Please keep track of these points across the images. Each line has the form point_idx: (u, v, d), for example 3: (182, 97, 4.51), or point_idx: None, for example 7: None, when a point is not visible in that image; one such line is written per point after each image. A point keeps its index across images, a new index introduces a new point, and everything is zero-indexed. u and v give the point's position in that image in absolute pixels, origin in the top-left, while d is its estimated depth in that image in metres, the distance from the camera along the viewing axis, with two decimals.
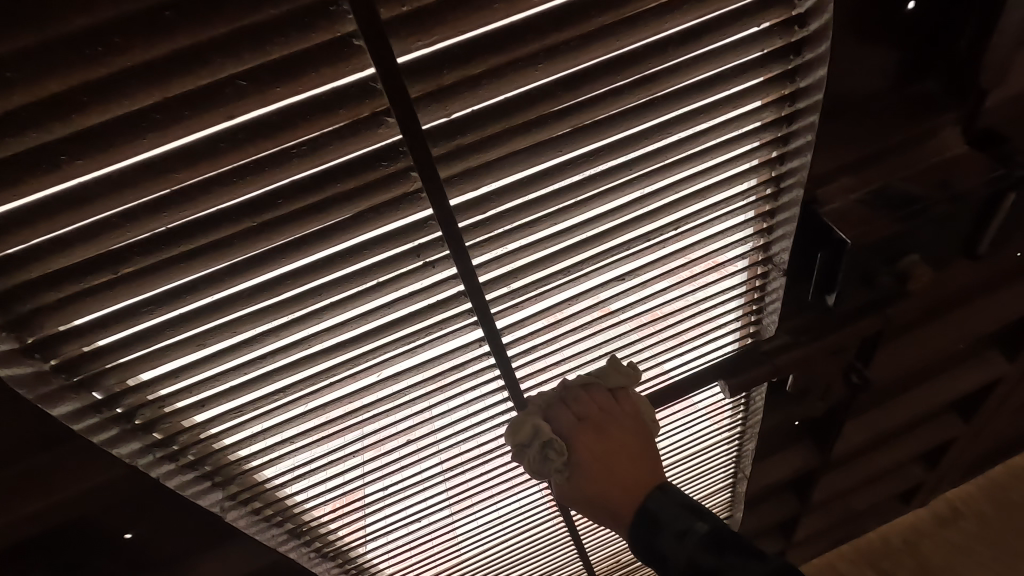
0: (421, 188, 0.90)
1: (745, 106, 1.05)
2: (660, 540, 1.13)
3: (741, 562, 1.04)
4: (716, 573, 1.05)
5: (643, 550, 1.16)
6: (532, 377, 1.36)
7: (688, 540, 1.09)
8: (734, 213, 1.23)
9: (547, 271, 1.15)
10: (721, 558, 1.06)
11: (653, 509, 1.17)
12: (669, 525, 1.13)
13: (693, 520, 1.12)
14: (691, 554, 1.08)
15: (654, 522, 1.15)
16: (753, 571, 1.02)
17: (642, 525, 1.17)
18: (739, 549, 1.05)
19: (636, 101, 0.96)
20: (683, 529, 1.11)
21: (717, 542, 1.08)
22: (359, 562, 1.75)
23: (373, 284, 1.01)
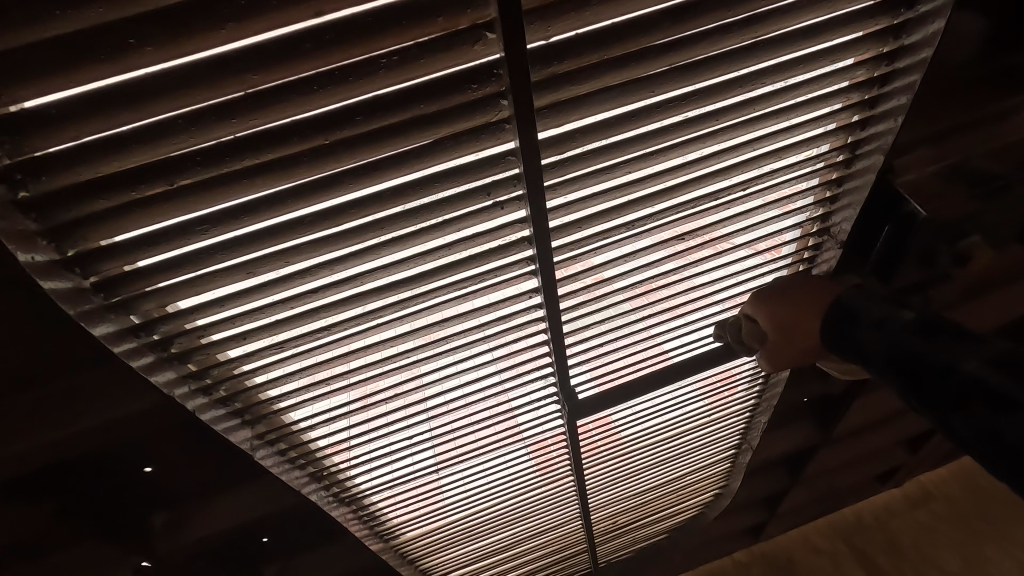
0: (507, 118, 0.83)
1: (842, 60, 0.99)
2: (859, 335, 0.74)
3: (951, 340, 0.64)
4: (915, 356, 0.66)
5: (834, 341, 0.79)
6: (576, 332, 1.32)
7: (888, 328, 0.70)
8: (799, 178, 1.18)
9: (611, 224, 1.09)
10: (928, 339, 0.66)
11: (847, 307, 0.78)
12: (863, 319, 0.75)
13: (899, 307, 0.72)
14: (889, 337, 0.69)
15: (847, 324, 0.77)
16: (896, 309, 0.72)
17: (839, 330, 0.78)
18: (954, 329, 0.65)
19: (740, 43, 0.89)
20: (884, 317, 0.72)
21: (923, 326, 0.67)
22: (372, 508, 1.72)
23: (439, 221, 0.94)
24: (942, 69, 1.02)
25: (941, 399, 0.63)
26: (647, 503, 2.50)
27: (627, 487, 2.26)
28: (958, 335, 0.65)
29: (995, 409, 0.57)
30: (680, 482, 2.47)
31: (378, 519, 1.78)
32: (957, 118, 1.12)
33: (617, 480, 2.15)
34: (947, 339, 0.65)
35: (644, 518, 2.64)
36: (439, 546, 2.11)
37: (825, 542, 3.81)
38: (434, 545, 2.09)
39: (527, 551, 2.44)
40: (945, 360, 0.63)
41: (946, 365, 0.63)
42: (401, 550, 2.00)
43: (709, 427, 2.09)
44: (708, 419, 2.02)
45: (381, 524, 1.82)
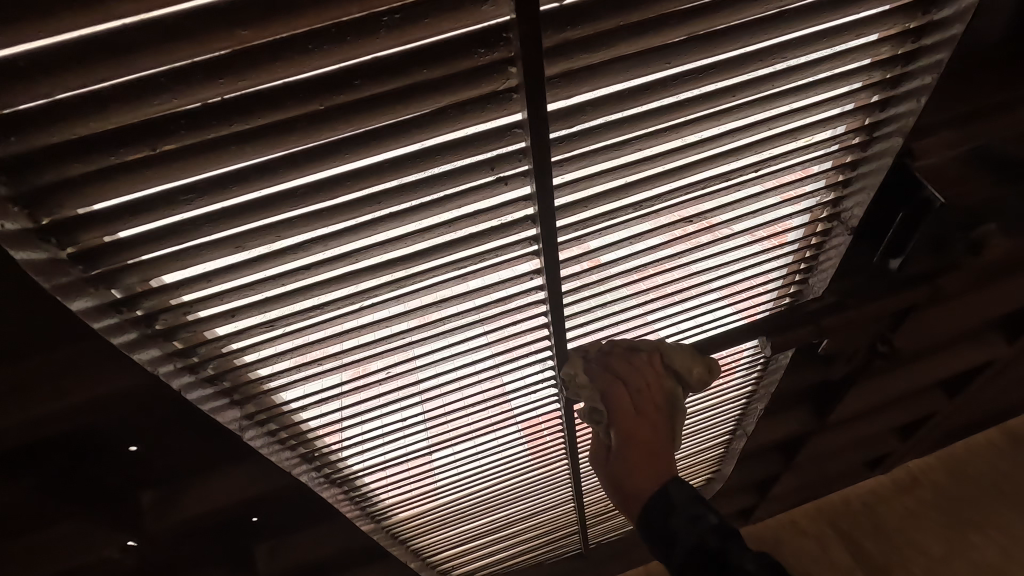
0: (515, 87, 0.77)
1: (867, 36, 0.94)
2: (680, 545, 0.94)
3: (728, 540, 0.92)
4: (709, 556, 0.91)
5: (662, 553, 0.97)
6: (576, 316, 1.28)
7: (696, 528, 0.94)
8: (812, 161, 1.13)
9: (619, 203, 1.05)
10: (722, 544, 0.92)
11: (669, 494, 1.02)
12: (679, 499, 1.00)
13: (703, 510, 0.97)
14: (697, 537, 0.93)
15: (664, 503, 1.02)
16: (710, 522, 0.95)
17: (664, 502, 1.01)
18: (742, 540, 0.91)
19: (763, 13, 0.84)
20: (695, 516, 0.96)
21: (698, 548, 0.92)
22: (364, 489, 1.70)
23: (439, 196, 0.89)
24: (969, 48, 0.97)
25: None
26: None
27: None
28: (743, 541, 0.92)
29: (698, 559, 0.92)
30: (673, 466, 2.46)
31: (370, 500, 1.76)
32: (981, 102, 1.07)
33: None
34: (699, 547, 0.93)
35: None
36: (431, 527, 2.11)
37: (811, 526, 3.87)
38: (426, 525, 2.08)
39: (519, 532, 2.44)
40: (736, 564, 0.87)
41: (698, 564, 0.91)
42: (393, 530, 1.99)
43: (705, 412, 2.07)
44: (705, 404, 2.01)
45: (373, 505, 1.80)
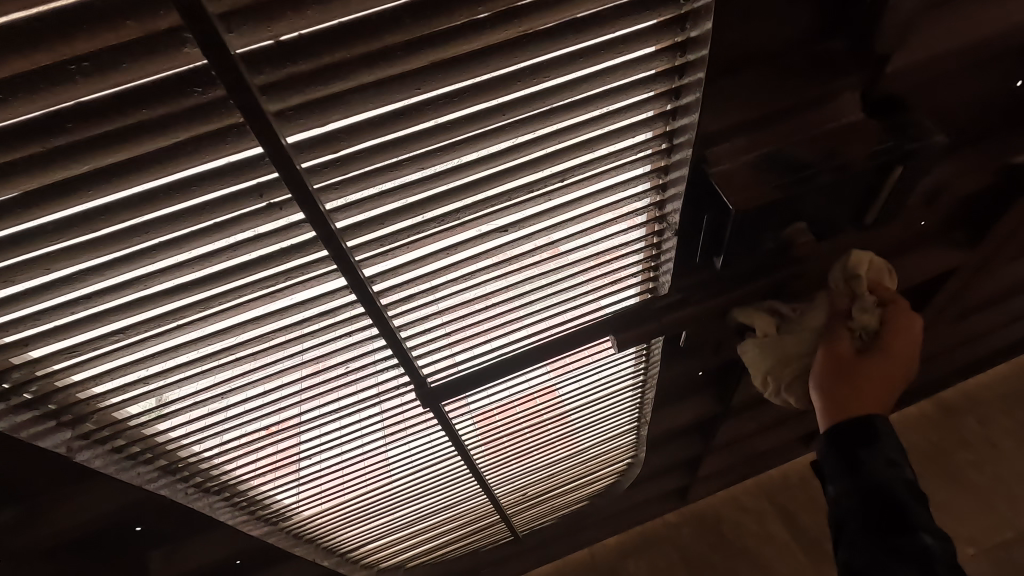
0: (244, 120, 0.78)
1: (635, 52, 0.97)
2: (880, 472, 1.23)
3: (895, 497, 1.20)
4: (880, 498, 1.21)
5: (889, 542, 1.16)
6: (414, 324, 1.31)
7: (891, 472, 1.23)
8: (627, 165, 1.18)
9: (418, 219, 1.08)
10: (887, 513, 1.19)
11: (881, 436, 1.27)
12: (888, 444, 1.26)
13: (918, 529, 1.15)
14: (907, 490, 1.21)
15: (842, 437, 1.30)
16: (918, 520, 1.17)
17: (839, 436, 1.31)
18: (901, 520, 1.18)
19: (504, 37, 0.86)
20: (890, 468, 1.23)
21: (869, 492, 1.23)
22: (250, 495, 1.73)
23: (211, 224, 0.91)
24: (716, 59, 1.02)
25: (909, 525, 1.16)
26: (554, 475, 2.57)
27: (527, 463, 2.31)
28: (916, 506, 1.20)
29: (902, 539, 1.15)
30: (586, 454, 2.52)
31: (259, 504, 1.79)
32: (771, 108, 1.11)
33: (513, 457, 2.19)
34: (898, 540, 1.15)
35: (555, 488, 2.71)
36: (339, 524, 2.16)
37: (751, 503, 3.96)
38: (332, 523, 2.13)
39: (437, 524, 2.50)
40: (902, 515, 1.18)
41: (862, 520, 1.22)
42: (296, 529, 2.04)
43: (600, 402, 2.13)
44: (598, 394, 2.06)
45: (265, 509, 1.84)
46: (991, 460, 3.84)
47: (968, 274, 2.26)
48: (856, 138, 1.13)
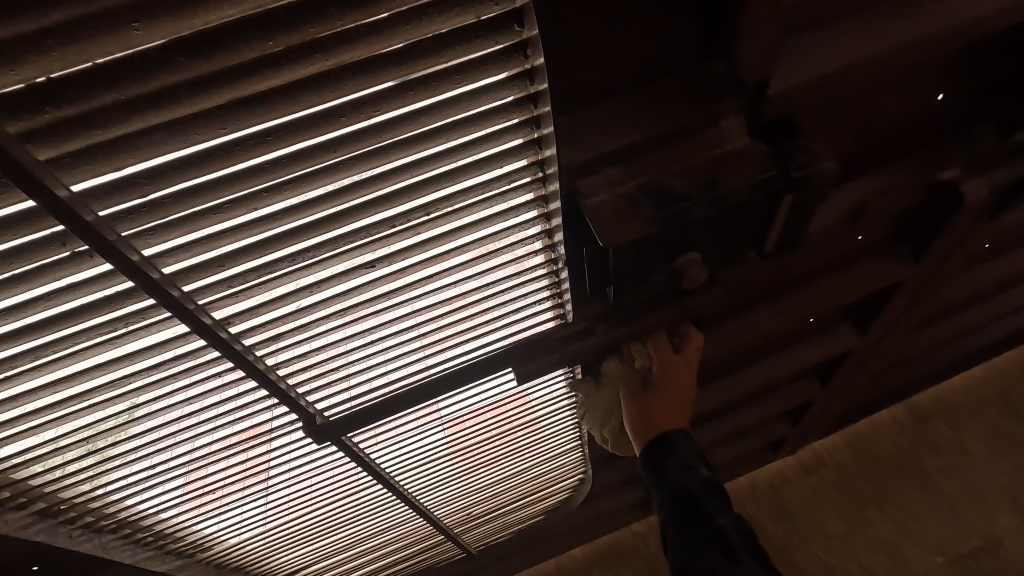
0: (3, 174, 0.73)
1: (477, 82, 0.90)
2: (679, 479, 1.28)
3: (714, 503, 1.24)
4: (696, 498, 1.25)
5: (689, 524, 1.23)
6: (291, 362, 1.24)
7: (691, 472, 1.29)
8: (509, 194, 1.10)
9: (266, 259, 1.01)
10: (701, 504, 1.24)
11: (676, 440, 1.34)
12: (683, 452, 1.32)
13: (716, 515, 1.21)
14: (695, 483, 1.27)
15: (650, 457, 1.34)
16: (716, 512, 1.22)
17: (650, 456, 1.35)
18: (711, 508, 1.23)
19: (313, 70, 0.78)
20: (690, 462, 1.30)
21: (673, 494, 1.27)
22: (154, 533, 1.66)
23: (12, 274, 0.85)
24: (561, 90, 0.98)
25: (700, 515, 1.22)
26: (499, 494, 2.50)
27: (464, 484, 2.24)
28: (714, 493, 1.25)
29: (701, 530, 1.20)
30: (530, 473, 2.46)
31: (167, 540, 1.72)
32: (646, 137, 1.02)
33: (445, 479, 2.12)
34: (700, 529, 1.21)
35: (503, 506, 2.64)
36: (267, 552, 2.09)
37: None
38: (258, 552, 2.06)
39: (378, 546, 2.43)
40: (710, 516, 1.21)
41: (676, 507, 1.26)
42: (218, 560, 1.97)
43: (534, 424, 2.06)
44: (529, 417, 1.99)
45: (175, 544, 1.77)
46: (959, 467, 3.78)
47: (916, 285, 2.18)
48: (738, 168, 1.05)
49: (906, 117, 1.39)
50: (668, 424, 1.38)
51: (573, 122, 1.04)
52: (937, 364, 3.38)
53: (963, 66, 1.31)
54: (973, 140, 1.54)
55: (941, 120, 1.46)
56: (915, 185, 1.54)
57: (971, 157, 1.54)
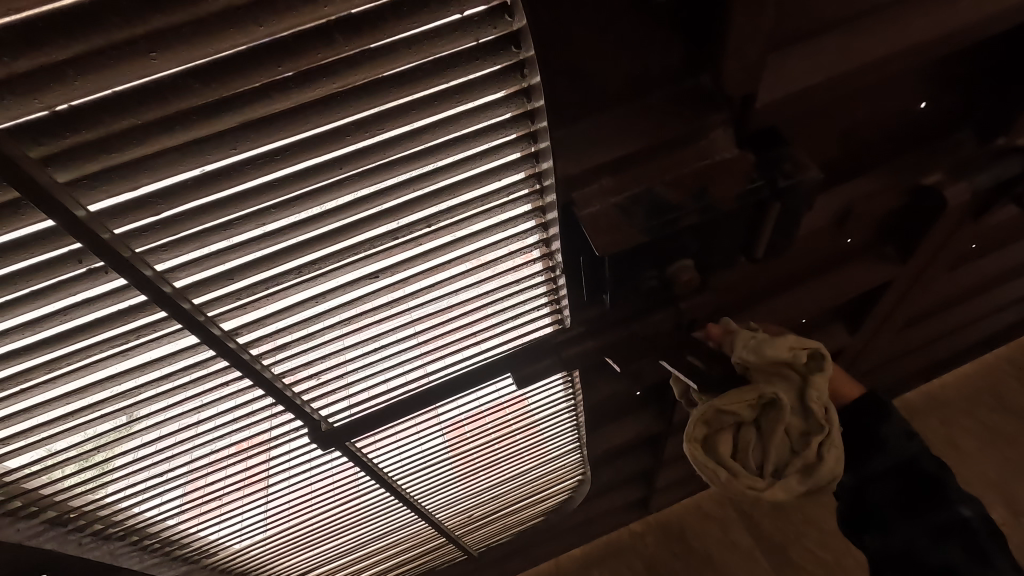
0: (22, 197, 0.77)
1: (476, 100, 0.93)
2: (888, 439, 1.36)
3: (954, 490, 1.27)
4: (926, 473, 1.29)
5: (919, 501, 1.28)
6: (295, 371, 1.27)
7: (912, 443, 1.33)
8: (507, 205, 1.14)
9: (273, 272, 1.04)
10: (932, 489, 1.28)
11: (883, 405, 1.41)
12: (895, 427, 1.37)
13: (959, 503, 1.25)
14: (908, 453, 1.32)
15: (862, 429, 1.41)
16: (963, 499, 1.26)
17: (855, 417, 1.44)
18: (937, 495, 1.27)
19: (319, 93, 0.82)
20: (911, 434, 1.35)
21: (898, 467, 1.31)
22: (161, 539, 1.68)
23: (28, 291, 0.88)
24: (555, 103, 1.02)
25: (933, 494, 1.27)
26: (499, 496, 2.53)
27: (465, 487, 2.27)
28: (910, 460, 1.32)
29: (938, 514, 1.25)
30: (531, 475, 2.49)
31: (174, 546, 1.74)
32: (638, 150, 1.07)
33: (447, 483, 2.15)
34: (933, 515, 1.26)
35: (504, 508, 2.68)
36: (271, 556, 2.11)
37: (717, 509, 3.94)
38: (263, 557, 2.09)
39: (381, 549, 2.46)
40: (952, 501, 1.26)
41: (896, 483, 1.30)
42: (223, 565, 2.00)
43: (534, 427, 2.09)
44: (530, 420, 2.02)
45: (181, 550, 1.79)
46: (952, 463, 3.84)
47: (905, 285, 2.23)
48: (727, 179, 1.09)
49: (890, 125, 1.43)
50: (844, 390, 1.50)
51: (568, 136, 1.08)
52: (927, 361, 3.44)
53: (944, 75, 1.36)
54: (955, 144, 1.59)
55: (923, 126, 1.51)
56: (899, 189, 1.59)
57: (953, 161, 1.59)
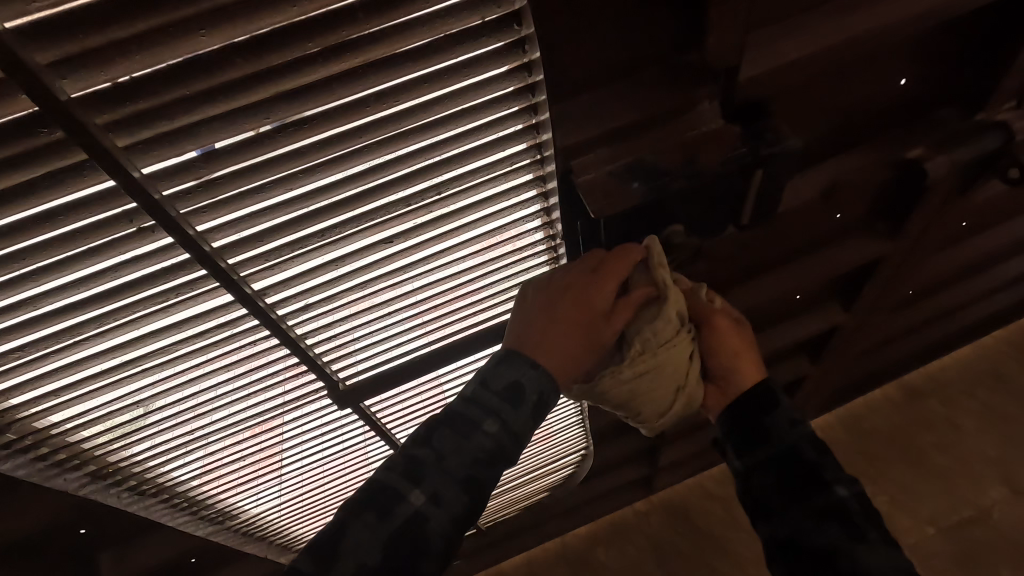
0: (88, 159, 0.88)
1: (482, 74, 1.03)
2: (773, 426, 1.38)
3: (833, 472, 1.30)
4: (808, 459, 1.31)
5: (801, 483, 1.29)
6: (317, 331, 1.38)
7: (796, 429, 1.36)
8: (511, 175, 1.25)
9: (300, 234, 1.15)
10: (813, 472, 1.30)
11: (772, 392, 1.43)
12: (781, 411, 1.40)
13: (835, 483, 1.28)
14: (794, 438, 1.35)
15: (750, 416, 1.42)
16: (840, 481, 1.28)
17: (740, 404, 1.44)
18: (816, 476, 1.29)
19: (345, 66, 0.92)
20: (795, 421, 1.38)
21: (782, 452, 1.34)
22: (189, 498, 1.79)
23: (87, 248, 0.99)
24: (557, 77, 1.12)
25: (818, 481, 1.29)
26: (506, 468, 2.64)
27: None
28: (796, 444, 1.34)
29: (817, 498, 1.26)
30: (536, 448, 2.59)
31: (199, 507, 1.85)
32: (629, 122, 1.17)
33: None
34: (814, 498, 1.27)
35: (511, 481, 2.79)
36: (289, 523, 2.22)
37: (720, 489, 4.03)
38: (281, 522, 2.20)
39: None
40: (829, 483, 1.28)
41: (780, 468, 1.32)
42: (244, 529, 2.10)
43: None
44: None
45: (207, 511, 1.90)
46: (953, 443, 3.89)
47: (896, 261, 2.31)
48: (711, 148, 1.19)
49: (872, 101, 1.52)
50: (750, 376, 1.48)
51: (565, 109, 1.17)
52: (924, 341, 3.52)
53: (920, 53, 1.45)
54: (939, 120, 1.67)
55: (905, 103, 1.59)
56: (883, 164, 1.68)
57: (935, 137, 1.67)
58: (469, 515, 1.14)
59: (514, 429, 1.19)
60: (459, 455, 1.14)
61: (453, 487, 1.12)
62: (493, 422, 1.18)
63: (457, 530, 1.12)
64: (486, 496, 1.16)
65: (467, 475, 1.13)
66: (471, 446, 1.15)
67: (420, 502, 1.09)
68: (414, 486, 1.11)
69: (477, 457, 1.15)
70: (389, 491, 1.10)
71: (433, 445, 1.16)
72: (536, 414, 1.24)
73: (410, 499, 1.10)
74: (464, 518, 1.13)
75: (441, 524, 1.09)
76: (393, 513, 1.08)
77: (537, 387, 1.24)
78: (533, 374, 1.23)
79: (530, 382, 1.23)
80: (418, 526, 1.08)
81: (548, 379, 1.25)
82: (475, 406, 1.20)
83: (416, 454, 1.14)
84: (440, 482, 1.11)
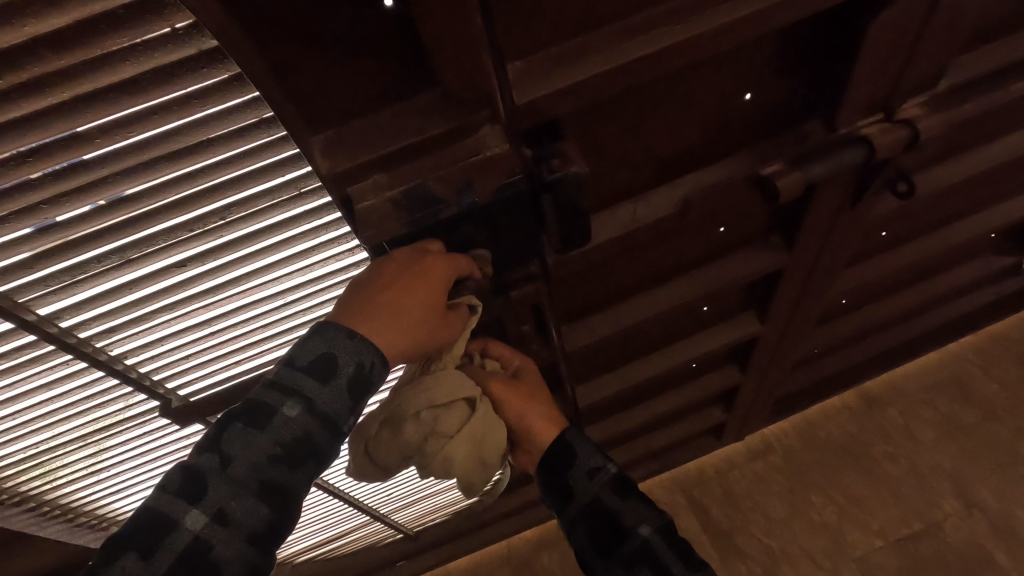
0: None
1: (216, 105, 0.97)
2: (579, 477, 1.35)
3: (638, 511, 1.28)
4: (615, 508, 1.29)
5: (610, 532, 1.27)
6: (131, 352, 1.38)
7: (597, 474, 1.34)
8: (304, 198, 1.19)
9: (70, 263, 1.11)
10: (619, 516, 1.28)
11: (572, 437, 1.41)
12: (586, 454, 1.37)
13: (638, 524, 1.25)
14: (597, 487, 1.32)
15: (554, 473, 1.38)
16: (645, 520, 1.26)
17: (549, 460, 1.39)
18: (624, 518, 1.27)
19: (44, 103, 0.88)
20: (597, 466, 1.34)
21: (589, 509, 1.31)
22: (58, 505, 1.83)
23: None
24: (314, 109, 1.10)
25: (623, 527, 1.26)
26: (417, 476, 2.64)
27: None
28: (602, 493, 1.31)
29: (623, 545, 1.25)
30: None
31: (74, 513, 1.89)
32: (402, 148, 1.12)
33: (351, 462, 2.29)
34: (622, 544, 1.25)
35: (427, 487, 2.79)
36: None
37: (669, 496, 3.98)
38: None
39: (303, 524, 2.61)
40: (635, 525, 1.25)
41: (590, 525, 1.30)
42: None
43: None
44: None
45: (84, 517, 1.95)
46: (907, 453, 3.79)
47: (802, 273, 2.24)
48: (488, 174, 1.15)
49: (711, 116, 1.46)
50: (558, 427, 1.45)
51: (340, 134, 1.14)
52: (873, 350, 3.41)
53: (751, 67, 1.38)
54: (802, 134, 1.59)
55: (755, 117, 1.53)
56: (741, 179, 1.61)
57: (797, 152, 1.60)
58: (271, 530, 1.03)
59: (319, 412, 1.07)
60: (247, 455, 1.02)
61: (240, 500, 1.01)
62: (294, 406, 1.05)
63: (261, 532, 1.03)
64: (289, 499, 1.05)
65: (263, 482, 1.02)
66: (264, 441, 1.03)
67: (198, 526, 0.98)
68: (192, 506, 0.98)
69: (273, 457, 1.03)
70: (161, 518, 0.98)
71: (222, 447, 1.02)
72: (353, 391, 1.10)
73: (185, 523, 0.98)
74: (263, 531, 1.03)
75: (230, 543, 1.00)
76: (167, 543, 0.97)
77: (355, 360, 1.10)
78: (347, 346, 1.10)
79: (342, 355, 1.09)
80: (200, 551, 0.98)
81: (365, 351, 1.11)
82: (275, 387, 1.06)
83: (200, 463, 1.01)
84: (225, 494, 1.00)
